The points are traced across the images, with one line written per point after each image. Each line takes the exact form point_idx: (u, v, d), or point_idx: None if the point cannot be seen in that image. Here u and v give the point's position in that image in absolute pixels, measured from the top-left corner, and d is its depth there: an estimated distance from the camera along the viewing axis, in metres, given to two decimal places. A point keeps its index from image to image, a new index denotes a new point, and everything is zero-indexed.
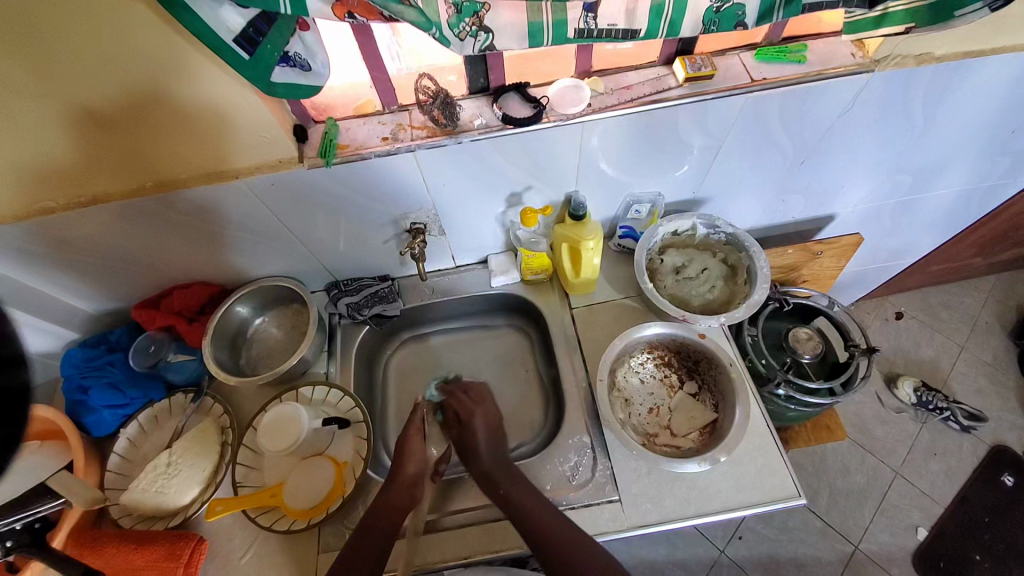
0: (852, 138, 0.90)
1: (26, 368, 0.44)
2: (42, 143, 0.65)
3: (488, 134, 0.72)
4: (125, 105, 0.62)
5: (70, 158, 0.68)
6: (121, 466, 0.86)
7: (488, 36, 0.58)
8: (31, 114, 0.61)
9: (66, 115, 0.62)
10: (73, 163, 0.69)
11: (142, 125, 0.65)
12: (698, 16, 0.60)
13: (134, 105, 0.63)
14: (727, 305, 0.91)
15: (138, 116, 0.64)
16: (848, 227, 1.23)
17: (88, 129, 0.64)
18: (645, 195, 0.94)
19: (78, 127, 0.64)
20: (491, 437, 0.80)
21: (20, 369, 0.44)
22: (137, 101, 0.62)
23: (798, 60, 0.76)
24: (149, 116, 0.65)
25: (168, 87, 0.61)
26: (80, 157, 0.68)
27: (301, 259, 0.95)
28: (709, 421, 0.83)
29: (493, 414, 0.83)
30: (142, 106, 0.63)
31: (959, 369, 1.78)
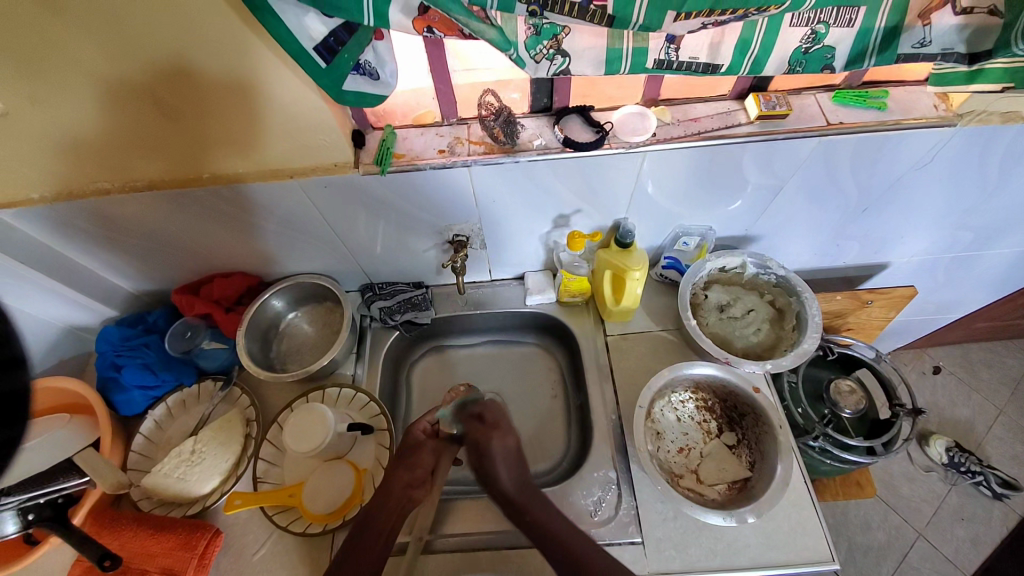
0: (920, 189, 0.86)
1: (27, 370, 0.41)
2: (104, 125, 0.66)
3: (546, 155, 0.71)
4: (190, 94, 0.63)
5: (131, 141, 0.69)
6: (146, 448, 0.88)
7: (565, 60, 0.56)
8: (97, 94, 0.61)
9: (131, 100, 0.62)
10: (132, 146, 0.69)
11: (204, 116, 0.66)
12: (784, 56, 0.58)
13: (198, 96, 0.63)
14: (772, 350, 0.88)
15: (201, 106, 0.64)
16: (899, 278, 1.18)
17: (151, 116, 0.65)
18: (694, 227, 0.91)
19: (141, 113, 0.64)
20: (515, 466, 0.77)
21: (20, 370, 0.40)
22: (201, 91, 0.62)
23: (878, 107, 0.72)
24: (211, 107, 0.64)
25: (234, 81, 0.61)
26: (139, 142, 0.69)
27: (340, 259, 0.94)
28: (740, 478, 0.79)
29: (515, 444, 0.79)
30: (205, 98, 0.63)
31: (996, 433, 1.69)
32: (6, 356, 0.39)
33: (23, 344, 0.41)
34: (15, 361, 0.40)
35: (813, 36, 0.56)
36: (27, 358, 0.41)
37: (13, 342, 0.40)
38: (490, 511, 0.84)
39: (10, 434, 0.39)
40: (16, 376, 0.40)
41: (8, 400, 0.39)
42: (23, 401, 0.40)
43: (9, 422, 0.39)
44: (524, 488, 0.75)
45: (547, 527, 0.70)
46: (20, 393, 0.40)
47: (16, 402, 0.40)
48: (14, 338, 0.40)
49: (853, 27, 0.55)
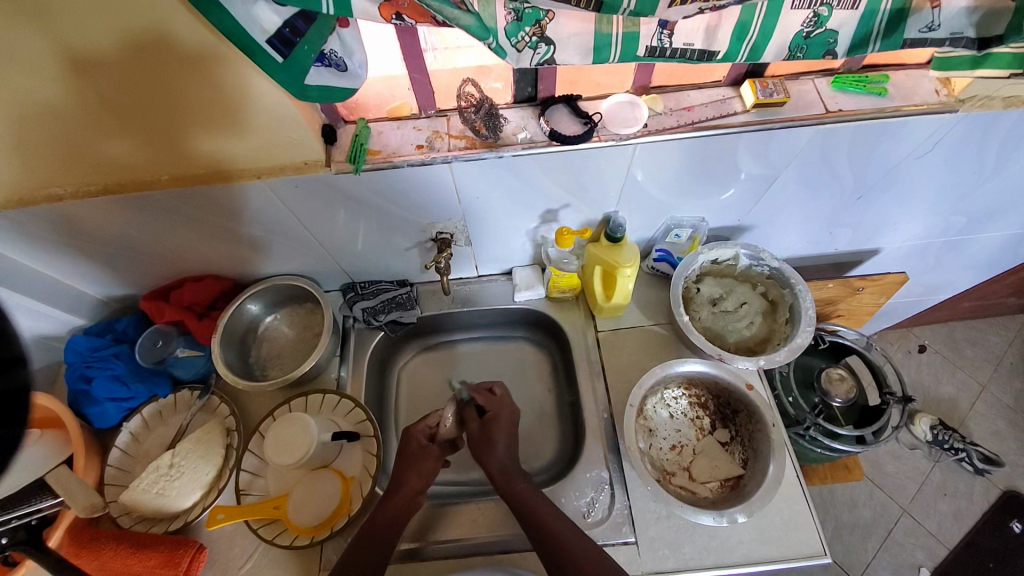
0: (916, 176, 0.83)
1: (26, 368, 0.43)
2: (41, 107, 0.57)
3: (532, 149, 0.66)
4: (147, 77, 0.55)
5: (72, 126, 0.60)
6: (123, 461, 0.84)
7: (549, 49, 0.52)
8: (33, 76, 0.53)
9: (75, 77, 0.54)
10: (74, 133, 0.61)
11: (162, 102, 0.58)
12: (784, 40, 0.54)
13: (157, 79, 0.56)
14: (765, 343, 0.86)
15: (159, 91, 0.57)
16: (890, 263, 1.17)
17: (100, 98, 0.57)
18: (687, 219, 0.88)
19: (85, 93, 0.56)
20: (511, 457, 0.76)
21: (20, 368, 0.43)
22: (161, 74, 0.55)
23: (879, 93, 0.69)
24: (171, 92, 0.57)
25: (197, 65, 0.55)
26: (82, 127, 0.60)
27: (318, 259, 0.90)
28: (733, 475, 0.78)
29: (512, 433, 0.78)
30: (165, 81, 0.56)
31: (978, 409, 1.73)
32: (8, 355, 0.42)
33: (22, 342, 0.43)
34: (16, 359, 0.43)
35: (814, 19, 0.52)
36: (28, 356, 0.43)
37: (13, 340, 0.43)
38: (483, 514, 0.82)
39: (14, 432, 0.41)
40: (18, 374, 0.42)
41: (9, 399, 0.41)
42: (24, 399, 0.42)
43: (11, 421, 0.41)
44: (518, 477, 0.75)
45: (536, 507, 0.71)
46: (20, 392, 0.42)
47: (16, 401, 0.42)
48: (13, 335, 0.42)
49: (858, 9, 0.52)
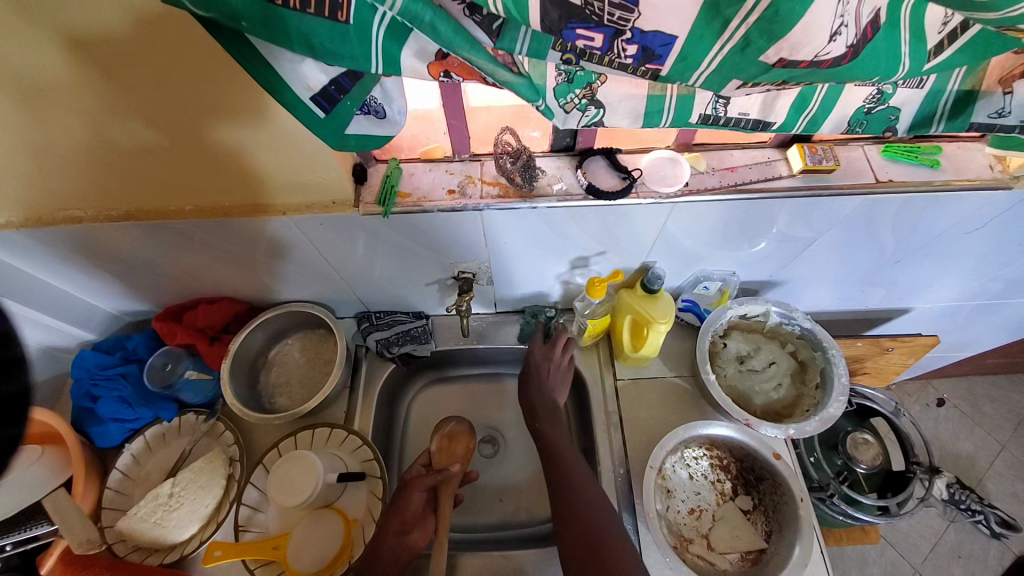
0: (959, 245, 0.80)
1: (26, 371, 0.38)
2: (61, 86, 0.50)
3: (566, 203, 0.64)
4: (198, 89, 0.51)
5: (91, 129, 0.55)
6: (123, 485, 0.81)
7: (599, 112, 0.49)
8: (62, 106, 0.53)
9: (104, 102, 0.52)
10: (90, 128, 0.55)
11: (201, 121, 0.55)
12: (844, 116, 0.51)
13: (207, 94, 0.52)
14: (792, 409, 0.83)
15: (206, 108, 0.53)
16: (919, 321, 1.12)
17: (136, 97, 0.52)
18: (716, 272, 0.86)
19: (113, 108, 0.53)
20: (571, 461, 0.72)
21: (21, 369, 0.38)
22: (213, 90, 0.52)
23: (931, 164, 0.66)
24: (214, 109, 0.54)
25: (251, 89, 0.51)
26: (101, 123, 0.55)
27: (335, 287, 0.88)
28: (754, 548, 0.75)
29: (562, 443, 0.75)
30: (214, 100, 0.52)
31: (997, 469, 1.67)
32: (6, 356, 0.38)
33: (24, 342, 0.39)
34: (15, 361, 0.38)
35: (877, 96, 0.50)
36: (30, 357, 0.39)
37: (14, 341, 0.38)
38: (489, 567, 0.80)
39: (12, 435, 0.38)
40: (15, 377, 0.38)
41: (11, 402, 0.37)
42: (26, 402, 0.38)
43: (11, 421, 0.37)
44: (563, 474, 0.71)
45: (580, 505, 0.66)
46: (21, 395, 0.38)
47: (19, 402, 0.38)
48: (14, 335, 0.38)
49: (924, 87, 0.49)
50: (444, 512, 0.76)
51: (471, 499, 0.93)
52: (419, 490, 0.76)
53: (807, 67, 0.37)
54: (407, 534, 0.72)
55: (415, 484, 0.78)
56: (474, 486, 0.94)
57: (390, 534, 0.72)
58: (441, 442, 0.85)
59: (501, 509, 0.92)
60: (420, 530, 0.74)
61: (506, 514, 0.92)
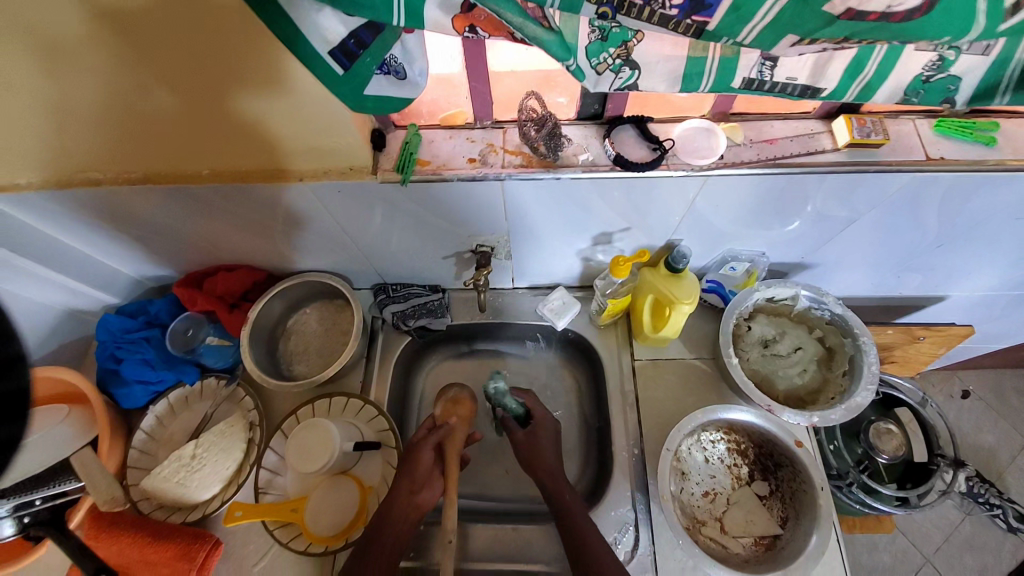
0: (1011, 231, 0.75)
1: None
2: (69, 40, 0.48)
3: (592, 173, 0.61)
4: (220, 50, 0.49)
5: (104, 89, 0.54)
6: (146, 445, 0.84)
7: (634, 74, 0.46)
8: (71, 61, 0.50)
9: (116, 60, 0.50)
10: (102, 86, 0.53)
11: (216, 80, 0.53)
12: (901, 83, 0.47)
13: (227, 64, 0.51)
14: (816, 396, 0.80)
15: (220, 66, 0.51)
16: (955, 311, 1.07)
17: (148, 53, 0.49)
18: (745, 252, 0.82)
19: (124, 66, 0.51)
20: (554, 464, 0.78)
21: (24, 367, 0.42)
22: (231, 49, 0.49)
23: (986, 142, 0.61)
24: (231, 78, 0.52)
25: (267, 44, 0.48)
26: (118, 87, 0.53)
27: (352, 259, 0.87)
28: (769, 533, 0.73)
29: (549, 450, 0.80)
30: (227, 56, 0.50)
31: (1019, 464, 1.63)
32: (8, 353, 0.42)
33: (23, 341, 0.43)
34: None
35: (938, 63, 0.44)
36: (29, 355, 0.43)
37: None
38: (499, 538, 0.81)
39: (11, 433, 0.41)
40: (19, 374, 0.42)
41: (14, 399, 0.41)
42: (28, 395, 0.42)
43: (13, 419, 0.40)
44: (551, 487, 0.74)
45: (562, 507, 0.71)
46: (23, 392, 0.42)
47: (18, 401, 0.41)
48: (16, 335, 0.43)
49: (990, 54, 0.43)
50: (453, 470, 0.75)
51: (484, 473, 0.93)
52: (427, 448, 0.77)
53: (877, 20, 0.33)
54: (416, 493, 0.73)
55: (423, 444, 0.78)
56: (486, 460, 0.95)
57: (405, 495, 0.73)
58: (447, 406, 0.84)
59: (513, 483, 0.93)
60: (430, 487, 0.74)
61: (517, 488, 0.92)
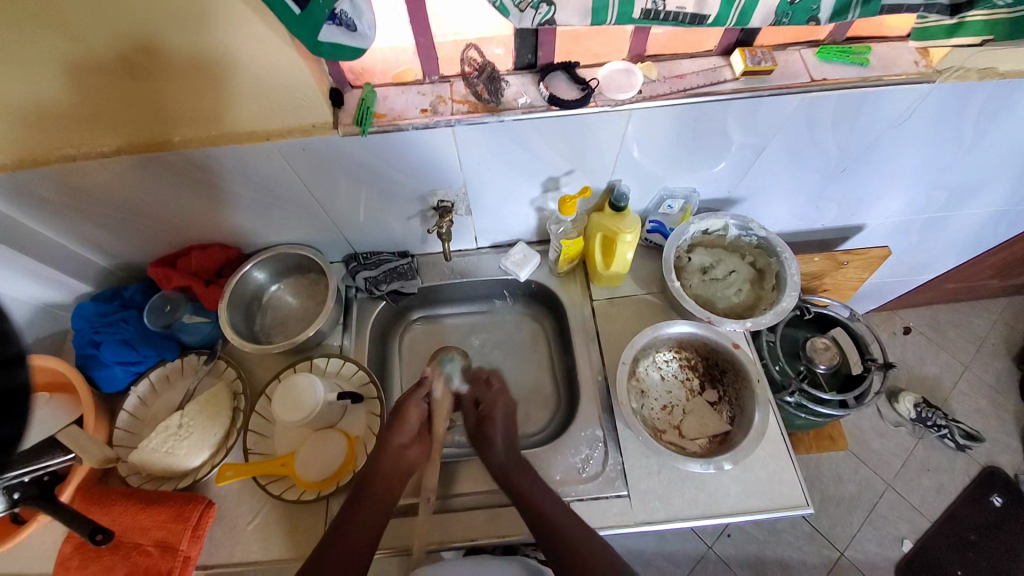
0: (898, 149, 0.87)
1: None
2: (37, 11, 0.52)
3: (531, 114, 0.69)
4: (187, 12, 0.55)
5: (74, 59, 0.58)
6: (131, 424, 0.86)
7: (550, 9, 0.54)
8: (41, 33, 0.54)
9: (87, 28, 0.54)
10: (72, 56, 0.57)
11: (184, 42, 0.58)
12: (771, 7, 0.57)
13: (166, 44, 0.58)
14: (752, 309, 0.90)
15: (186, 28, 0.56)
16: (875, 239, 1.20)
17: (117, 19, 0.54)
18: (679, 190, 0.91)
19: (94, 34, 0.55)
20: (509, 429, 0.80)
21: (20, 368, 0.38)
22: (197, 11, 0.55)
23: (861, 63, 0.72)
24: (174, 72, 0.61)
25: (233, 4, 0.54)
26: (88, 54, 0.57)
27: (322, 228, 0.92)
28: (720, 431, 0.83)
29: (512, 407, 0.82)
30: (193, 17, 0.55)
31: (960, 389, 1.73)
32: (6, 353, 0.37)
33: (22, 340, 0.38)
34: None
35: None
36: (29, 355, 0.38)
37: None
38: (482, 472, 0.84)
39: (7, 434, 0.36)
40: (17, 372, 0.37)
41: (7, 400, 0.36)
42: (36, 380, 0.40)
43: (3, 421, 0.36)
44: (515, 458, 0.77)
45: (527, 494, 0.73)
46: (21, 393, 0.37)
47: (17, 400, 0.37)
48: (12, 333, 0.38)
49: None
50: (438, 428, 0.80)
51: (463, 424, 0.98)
52: (415, 405, 0.78)
53: None
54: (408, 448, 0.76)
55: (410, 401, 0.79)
56: None
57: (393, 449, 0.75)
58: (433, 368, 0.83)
59: None
60: (417, 445, 0.77)
61: None
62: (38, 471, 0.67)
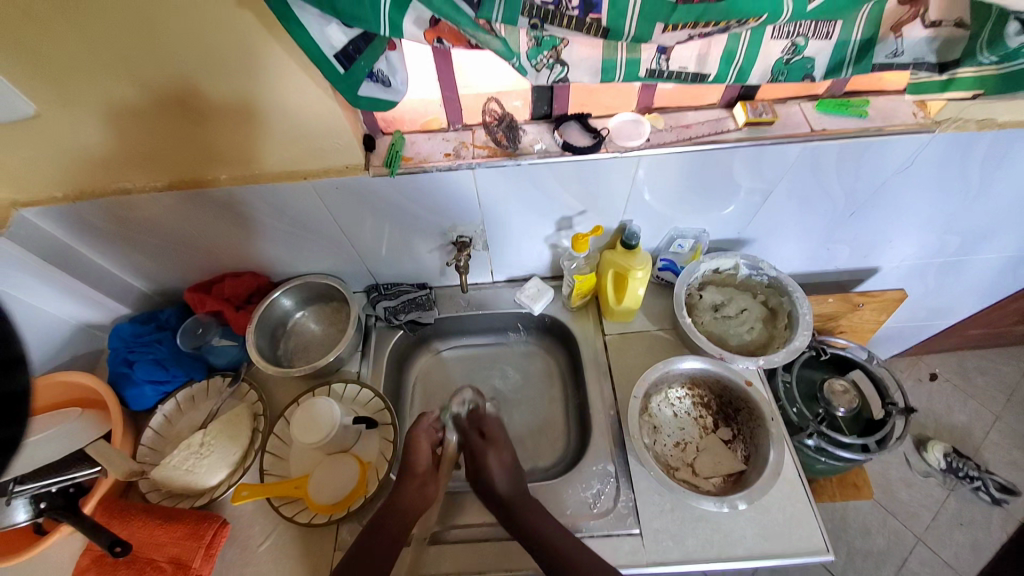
0: (903, 194, 0.89)
1: None
2: (119, 64, 0.61)
3: (546, 158, 0.75)
4: (245, 66, 0.63)
5: (145, 104, 0.66)
6: (155, 441, 0.90)
7: (564, 69, 0.60)
8: (120, 82, 0.63)
9: (159, 78, 0.63)
10: (143, 102, 0.66)
11: (239, 91, 0.66)
12: (767, 66, 0.62)
13: (224, 93, 0.66)
14: (765, 348, 0.91)
15: (243, 79, 0.64)
16: (889, 282, 1.20)
17: (185, 70, 0.62)
18: (690, 230, 0.95)
19: (165, 83, 0.64)
20: (506, 469, 0.79)
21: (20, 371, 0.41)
22: (253, 65, 0.63)
23: (860, 114, 0.77)
24: (224, 115, 0.69)
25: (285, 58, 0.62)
26: (157, 100, 0.66)
27: (348, 259, 0.98)
28: (734, 471, 0.82)
29: (506, 450, 0.81)
30: (250, 70, 0.63)
31: (992, 439, 1.65)
32: (6, 356, 0.41)
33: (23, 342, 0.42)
34: None
35: (792, 48, 0.60)
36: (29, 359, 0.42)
37: None
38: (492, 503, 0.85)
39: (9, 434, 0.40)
40: (16, 376, 0.41)
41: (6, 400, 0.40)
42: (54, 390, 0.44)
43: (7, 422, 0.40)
44: (519, 492, 0.77)
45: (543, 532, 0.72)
46: (21, 394, 0.41)
47: (15, 403, 0.41)
48: (14, 339, 0.42)
49: (831, 39, 0.59)
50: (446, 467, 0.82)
51: None
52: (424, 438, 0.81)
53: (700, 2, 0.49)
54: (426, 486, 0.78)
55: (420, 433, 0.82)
56: None
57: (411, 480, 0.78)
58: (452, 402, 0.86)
59: None
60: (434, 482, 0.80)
61: None
62: (66, 482, 0.74)
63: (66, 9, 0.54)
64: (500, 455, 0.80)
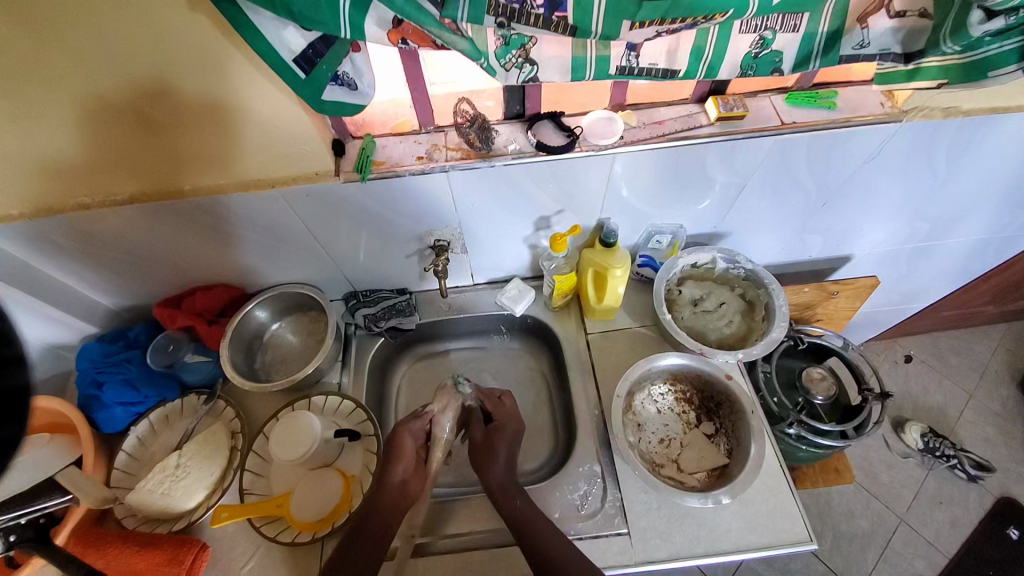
0: (873, 184, 0.91)
1: None
2: (66, 73, 0.57)
3: (521, 159, 0.74)
4: (202, 73, 0.60)
5: (97, 116, 0.63)
6: (129, 465, 0.86)
7: (533, 68, 0.59)
8: (67, 93, 0.59)
9: (110, 87, 0.60)
10: (95, 113, 0.62)
11: (197, 99, 0.63)
12: (736, 61, 0.62)
13: (182, 101, 0.63)
14: (744, 340, 0.93)
15: (201, 86, 0.62)
16: (864, 268, 1.23)
17: (140, 79, 0.60)
18: (667, 226, 0.95)
19: (117, 93, 0.61)
20: (508, 458, 0.81)
21: (20, 368, 0.40)
22: (210, 70, 0.60)
23: (829, 106, 0.78)
24: (186, 125, 0.66)
25: (243, 65, 0.60)
26: (110, 110, 0.63)
27: (323, 268, 0.95)
28: (719, 465, 0.83)
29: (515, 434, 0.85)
30: (208, 77, 0.61)
31: (967, 417, 1.70)
32: (6, 354, 0.39)
33: (19, 343, 0.40)
34: None
35: (761, 42, 0.60)
36: (30, 357, 0.40)
37: None
38: (480, 510, 0.83)
39: (9, 433, 0.39)
40: (17, 373, 0.39)
41: (9, 398, 0.39)
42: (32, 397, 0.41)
43: (7, 423, 0.38)
44: (512, 484, 0.78)
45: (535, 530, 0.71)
46: (22, 390, 0.40)
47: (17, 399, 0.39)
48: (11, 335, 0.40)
49: (799, 32, 0.59)
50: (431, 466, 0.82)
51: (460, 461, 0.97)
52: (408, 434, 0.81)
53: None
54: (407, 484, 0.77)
55: (406, 430, 0.82)
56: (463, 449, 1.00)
57: (391, 486, 0.76)
58: (445, 399, 0.87)
59: None
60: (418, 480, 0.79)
61: None
62: (34, 514, 0.66)
63: (11, 17, 0.51)
64: (505, 445, 0.82)
